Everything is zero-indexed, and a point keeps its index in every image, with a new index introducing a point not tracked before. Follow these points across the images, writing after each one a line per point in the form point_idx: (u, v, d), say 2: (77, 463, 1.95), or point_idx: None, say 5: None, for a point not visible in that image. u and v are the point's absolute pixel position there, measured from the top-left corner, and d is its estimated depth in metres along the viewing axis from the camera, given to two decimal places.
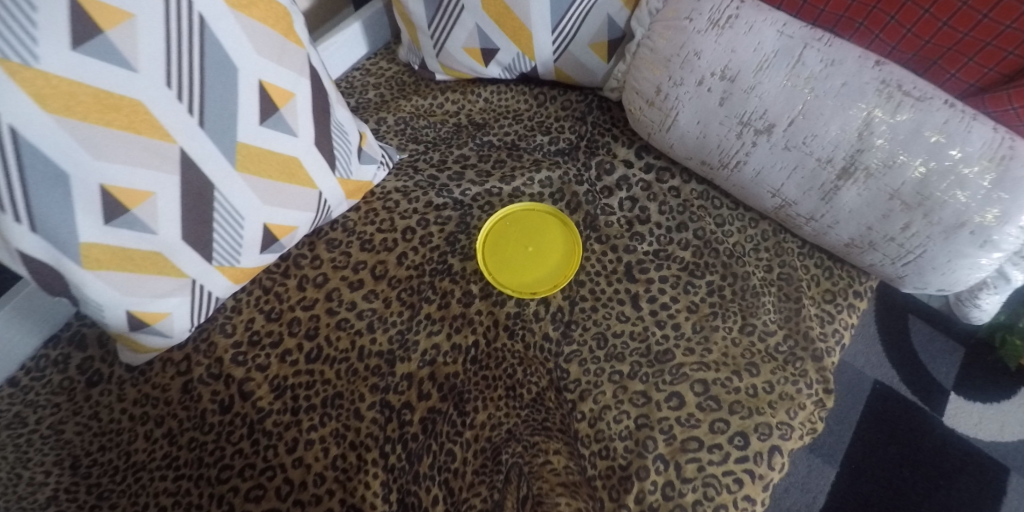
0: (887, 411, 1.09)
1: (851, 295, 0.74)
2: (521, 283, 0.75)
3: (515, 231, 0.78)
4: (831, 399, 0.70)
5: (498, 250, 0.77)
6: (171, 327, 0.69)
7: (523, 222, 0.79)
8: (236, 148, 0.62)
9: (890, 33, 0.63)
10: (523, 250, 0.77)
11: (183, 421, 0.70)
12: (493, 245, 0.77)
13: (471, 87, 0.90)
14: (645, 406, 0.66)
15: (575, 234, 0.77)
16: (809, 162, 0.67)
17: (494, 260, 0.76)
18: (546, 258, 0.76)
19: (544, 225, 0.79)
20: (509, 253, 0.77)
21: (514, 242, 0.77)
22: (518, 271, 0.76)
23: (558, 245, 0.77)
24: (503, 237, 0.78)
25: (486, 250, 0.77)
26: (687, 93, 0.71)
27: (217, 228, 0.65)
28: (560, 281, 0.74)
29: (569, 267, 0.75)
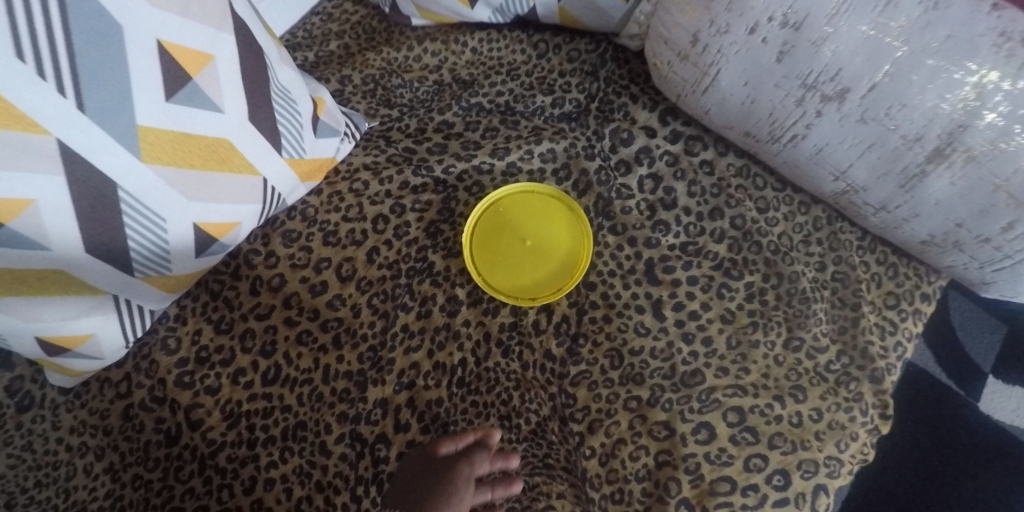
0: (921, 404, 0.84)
1: (917, 299, 0.61)
2: (518, 286, 0.63)
3: (510, 218, 0.65)
4: (886, 425, 0.59)
5: (489, 244, 0.64)
6: (99, 350, 0.58)
7: (520, 207, 0.65)
8: (140, 136, 0.47)
9: None
10: (520, 244, 0.65)
11: (126, 455, 0.60)
12: (483, 237, 0.64)
13: (455, 33, 0.72)
14: (668, 440, 0.55)
15: (585, 224, 0.63)
16: (891, 140, 0.51)
17: (485, 258, 0.63)
18: (548, 254, 0.64)
19: (546, 210, 0.65)
20: (504, 248, 0.64)
21: (509, 234, 0.65)
22: (515, 270, 0.63)
23: (563, 236, 0.64)
24: (496, 226, 0.64)
25: (475, 244, 0.64)
26: (734, 45, 0.54)
27: (131, 234, 0.51)
28: (565, 284, 0.62)
29: (577, 266, 0.62)
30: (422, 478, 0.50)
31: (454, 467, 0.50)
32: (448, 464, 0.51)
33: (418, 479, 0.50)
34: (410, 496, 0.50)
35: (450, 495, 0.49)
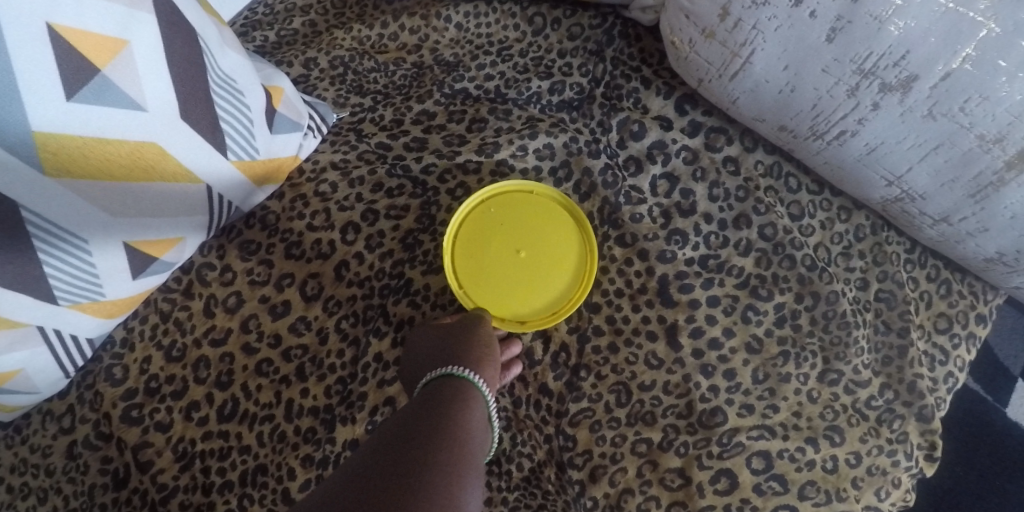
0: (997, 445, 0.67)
1: (973, 322, 0.52)
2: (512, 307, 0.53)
3: (503, 223, 0.54)
4: (932, 468, 0.51)
5: (477, 250, 0.53)
6: (31, 384, 0.51)
7: (516, 209, 0.54)
8: (36, 145, 0.38)
9: None
10: (515, 254, 0.53)
11: (69, 499, 0.53)
12: (469, 243, 0.53)
13: (437, 6, 0.62)
14: (682, 491, 0.47)
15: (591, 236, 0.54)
16: (964, 140, 0.41)
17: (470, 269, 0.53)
18: (550, 267, 0.53)
19: (548, 216, 0.54)
20: (495, 258, 0.53)
21: (501, 238, 0.54)
22: (506, 289, 0.53)
23: (568, 247, 0.54)
24: (487, 231, 0.54)
25: (458, 254, 0.53)
26: (773, 20, 0.44)
27: (45, 258, 0.43)
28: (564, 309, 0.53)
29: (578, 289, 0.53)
30: (447, 337, 0.48)
31: (468, 324, 0.50)
32: (463, 324, 0.50)
33: (440, 341, 0.48)
34: (439, 354, 0.47)
35: (485, 344, 0.48)
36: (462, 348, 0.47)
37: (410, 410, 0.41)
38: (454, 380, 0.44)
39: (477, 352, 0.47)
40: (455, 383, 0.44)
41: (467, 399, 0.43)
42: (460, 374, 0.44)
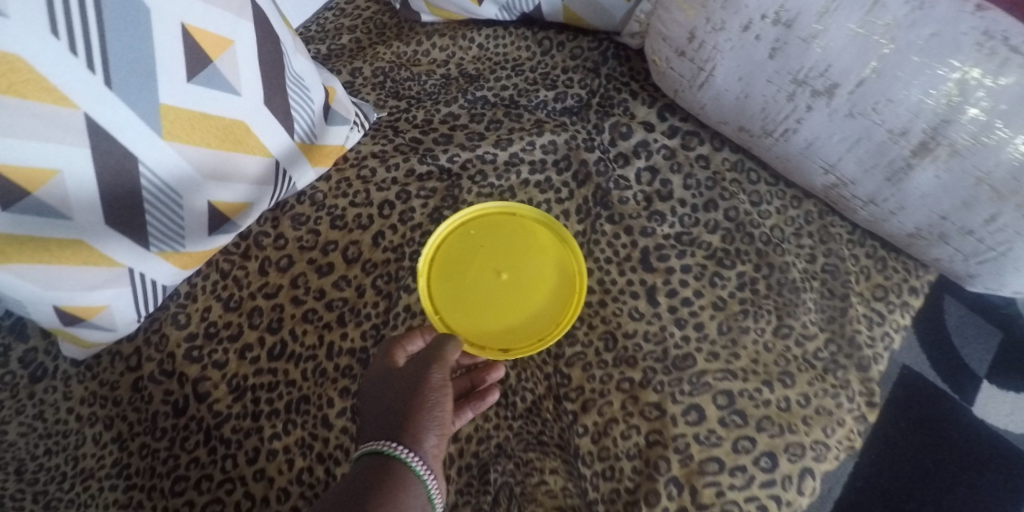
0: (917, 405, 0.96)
1: (905, 292, 0.63)
2: (483, 330, 0.59)
3: (482, 244, 0.63)
4: (874, 413, 0.60)
5: (451, 271, 0.62)
6: (113, 322, 0.60)
7: (499, 228, 0.63)
8: (161, 113, 0.49)
9: None
10: (492, 277, 0.61)
11: (134, 425, 0.62)
12: (446, 261, 0.62)
13: (463, 30, 0.75)
14: (659, 421, 0.57)
15: (582, 267, 0.61)
16: (878, 134, 0.53)
17: (449, 289, 0.61)
18: (525, 292, 0.61)
19: (531, 237, 0.63)
20: (473, 281, 0.61)
21: (477, 261, 0.62)
22: (482, 308, 0.60)
23: (549, 275, 0.62)
24: (465, 248, 0.62)
25: (439, 274, 0.62)
26: (728, 42, 0.56)
27: (148, 209, 0.54)
28: (539, 340, 0.59)
29: (557, 322, 0.60)
30: (400, 394, 0.49)
31: (425, 376, 0.50)
32: (417, 367, 0.51)
33: (388, 391, 0.50)
34: (382, 408, 0.49)
35: (435, 405, 0.49)
36: (403, 407, 0.48)
37: (345, 492, 0.44)
38: (389, 461, 0.45)
39: (424, 417, 0.48)
40: (390, 465, 0.45)
41: (399, 483, 0.44)
42: (394, 455, 0.45)
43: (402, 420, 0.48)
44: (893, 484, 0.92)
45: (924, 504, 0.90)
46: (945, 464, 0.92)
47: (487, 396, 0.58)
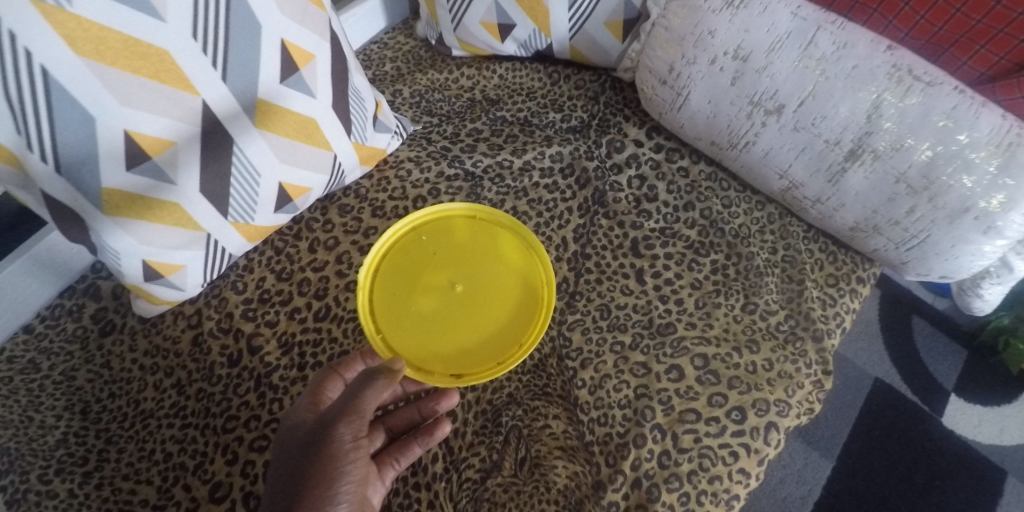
0: (885, 411, 1.11)
1: (854, 281, 0.75)
2: (438, 340, 0.67)
3: (448, 259, 0.71)
4: (830, 381, 0.70)
5: (397, 293, 0.69)
6: (183, 282, 0.71)
7: (445, 232, 0.73)
8: (257, 105, 0.63)
9: (920, 31, 0.66)
10: (445, 290, 0.69)
11: (192, 373, 0.72)
12: (402, 279, 0.70)
13: (487, 63, 0.91)
14: (645, 377, 0.68)
15: (549, 274, 0.70)
16: (818, 144, 0.67)
17: (412, 300, 0.69)
18: (482, 307, 0.69)
19: (498, 255, 0.72)
20: (436, 293, 0.69)
21: (426, 276, 0.70)
22: (440, 319, 0.68)
23: (512, 284, 0.71)
24: (423, 260, 0.71)
25: (407, 282, 0.70)
26: (700, 72, 0.71)
27: (232, 183, 0.66)
28: (500, 363, 0.66)
29: (522, 338, 0.68)
30: (306, 456, 0.52)
31: (331, 436, 0.52)
32: (327, 423, 0.53)
33: (296, 450, 0.53)
34: (288, 471, 0.52)
35: (336, 467, 0.51)
36: (308, 471, 0.51)
37: None
38: None
39: (325, 482, 0.50)
40: None
41: None
42: None
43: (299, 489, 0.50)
44: (866, 480, 1.06)
45: (888, 495, 1.04)
46: (916, 469, 1.06)
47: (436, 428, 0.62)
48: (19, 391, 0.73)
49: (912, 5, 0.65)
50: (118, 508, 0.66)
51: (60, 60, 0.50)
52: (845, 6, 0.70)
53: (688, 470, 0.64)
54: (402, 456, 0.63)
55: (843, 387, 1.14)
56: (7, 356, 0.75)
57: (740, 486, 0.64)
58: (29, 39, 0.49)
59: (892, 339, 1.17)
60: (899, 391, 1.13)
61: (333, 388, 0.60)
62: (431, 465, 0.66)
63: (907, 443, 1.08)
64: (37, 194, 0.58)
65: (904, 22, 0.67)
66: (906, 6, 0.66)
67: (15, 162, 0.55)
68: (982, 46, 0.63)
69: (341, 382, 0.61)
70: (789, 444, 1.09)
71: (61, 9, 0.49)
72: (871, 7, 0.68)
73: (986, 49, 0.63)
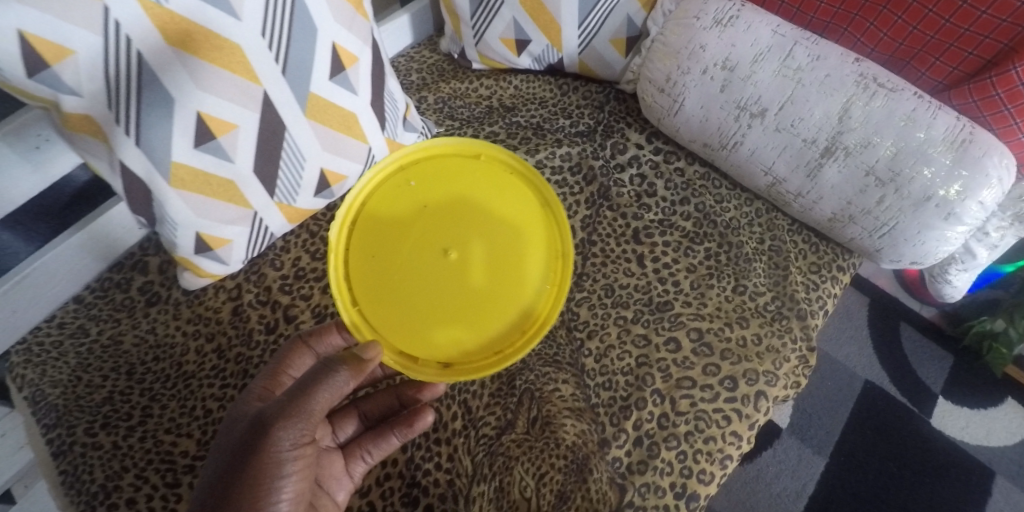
0: (875, 409, 1.16)
1: (835, 269, 0.83)
2: (433, 319, 0.67)
3: (444, 224, 0.68)
4: (814, 357, 0.77)
5: (381, 260, 0.67)
6: (228, 256, 0.79)
7: (440, 182, 0.69)
8: (308, 98, 0.73)
9: (884, 46, 0.78)
10: (437, 259, 0.67)
11: (232, 338, 0.79)
12: (392, 248, 0.67)
13: (504, 75, 1.01)
14: (645, 347, 0.75)
15: (566, 252, 0.69)
16: (797, 143, 0.76)
17: (406, 271, 0.67)
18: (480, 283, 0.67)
19: (500, 223, 0.68)
20: (429, 265, 0.67)
21: (415, 241, 0.67)
22: (436, 295, 0.67)
23: (515, 257, 0.68)
24: (417, 224, 0.68)
25: (400, 251, 0.67)
26: (693, 81, 0.81)
27: (281, 166, 0.75)
28: (500, 354, 0.67)
29: (525, 325, 0.68)
30: (247, 447, 0.54)
31: (274, 434, 0.54)
32: (275, 413, 0.55)
33: (240, 432, 0.56)
34: (229, 452, 0.55)
35: (275, 462, 0.54)
36: (247, 463, 0.53)
37: None
38: None
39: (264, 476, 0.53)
40: None
41: None
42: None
43: (237, 471, 0.53)
44: (858, 476, 1.10)
45: (879, 490, 1.09)
46: (906, 466, 1.11)
47: (417, 419, 0.68)
48: (69, 353, 0.79)
49: (876, 25, 0.77)
50: (160, 457, 0.71)
51: (153, 47, 0.60)
52: (820, 25, 0.82)
53: (686, 431, 0.70)
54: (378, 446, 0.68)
55: (835, 388, 1.19)
56: (59, 322, 0.82)
57: (733, 447, 0.70)
58: (131, 29, 0.58)
59: (880, 342, 1.23)
60: (888, 392, 1.18)
61: (298, 362, 0.66)
62: (451, 422, 0.73)
63: (896, 440, 1.14)
64: (116, 165, 0.67)
65: (870, 39, 0.79)
66: (871, 26, 0.78)
67: (102, 137, 0.64)
68: (937, 58, 0.75)
69: (309, 356, 0.66)
70: (783, 440, 1.14)
71: (158, 5, 0.59)
72: (842, 26, 0.81)
73: (940, 61, 0.75)
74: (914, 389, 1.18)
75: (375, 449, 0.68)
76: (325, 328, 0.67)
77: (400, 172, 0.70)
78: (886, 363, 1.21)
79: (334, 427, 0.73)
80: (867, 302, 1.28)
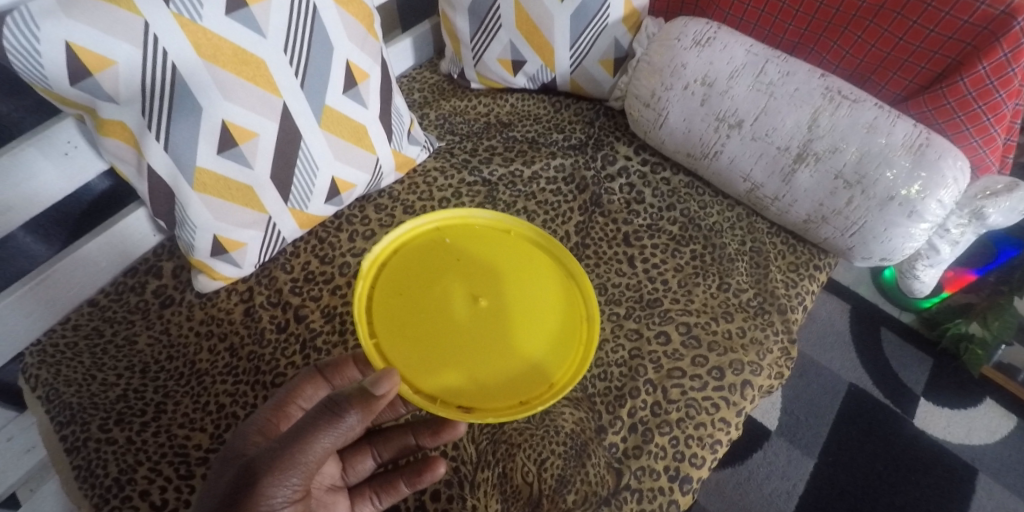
0: (860, 411, 1.21)
1: (812, 268, 0.89)
2: (456, 364, 0.64)
3: (473, 279, 0.71)
4: (795, 349, 0.83)
5: (407, 299, 0.68)
6: (242, 258, 0.83)
7: (472, 245, 0.75)
8: (323, 110, 0.79)
9: (847, 63, 0.87)
10: (465, 306, 0.68)
11: (244, 337, 0.83)
12: (420, 292, 0.69)
13: (500, 94, 1.08)
14: (637, 341, 0.80)
15: (591, 314, 0.71)
16: (772, 151, 0.83)
17: (431, 314, 0.67)
18: (506, 331, 0.67)
19: (530, 285, 0.72)
20: (455, 311, 0.68)
21: (443, 286, 0.70)
22: (460, 340, 0.66)
23: (543, 314, 0.70)
24: (445, 275, 0.71)
25: (427, 296, 0.69)
26: (676, 96, 0.88)
27: (296, 174, 0.80)
28: (524, 402, 0.63)
29: (552, 378, 0.65)
30: (233, 497, 0.48)
31: (264, 487, 0.48)
32: (266, 461, 0.49)
33: (229, 478, 0.50)
34: (213, 502, 0.49)
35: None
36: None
37: None
38: None
39: None
40: None
41: None
42: None
43: None
44: (846, 475, 1.14)
45: (866, 489, 1.12)
46: (892, 465, 1.15)
47: (428, 469, 0.65)
48: (83, 353, 0.82)
49: (840, 44, 0.86)
50: (174, 451, 0.73)
51: (186, 60, 0.66)
52: (789, 46, 0.91)
53: (677, 418, 0.74)
54: (387, 492, 0.66)
55: (821, 391, 1.23)
56: (73, 324, 0.84)
57: (722, 433, 0.74)
58: (168, 42, 0.64)
59: (862, 347, 1.29)
60: (872, 394, 1.23)
61: (310, 392, 0.61)
62: None
63: (881, 440, 1.18)
64: (143, 168, 0.71)
65: (835, 57, 0.88)
66: (835, 45, 0.87)
67: (133, 142, 0.69)
68: (894, 73, 0.83)
69: (324, 388, 0.62)
70: (773, 442, 1.18)
71: (193, 21, 0.65)
72: (809, 46, 0.89)
73: (897, 75, 0.83)
74: (896, 390, 1.24)
75: (384, 494, 0.66)
76: (341, 361, 0.64)
77: (436, 234, 0.76)
78: (869, 366, 1.26)
79: (344, 463, 0.68)
80: (849, 309, 1.35)
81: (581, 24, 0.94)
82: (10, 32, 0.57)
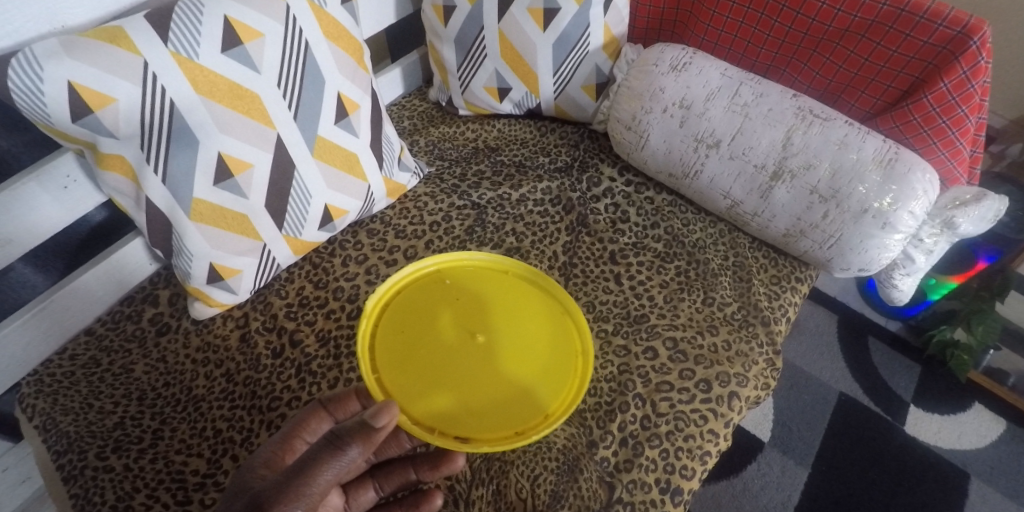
0: (851, 419, 1.23)
1: (794, 280, 0.91)
2: (454, 398, 0.67)
3: (470, 315, 0.74)
4: (780, 360, 0.85)
5: (407, 336, 0.71)
6: (237, 285, 0.85)
7: (471, 283, 0.78)
8: (316, 140, 0.82)
9: (817, 83, 0.91)
10: (463, 342, 0.71)
11: (241, 363, 0.84)
12: (420, 328, 0.72)
13: (488, 120, 1.12)
14: (626, 356, 0.82)
15: (585, 346, 0.74)
16: (749, 169, 0.86)
17: (430, 350, 0.70)
18: (502, 366, 0.70)
19: (526, 320, 0.75)
20: (454, 347, 0.71)
21: (442, 323, 0.73)
22: (458, 375, 0.68)
23: (539, 348, 0.72)
24: (445, 313, 0.74)
25: (427, 332, 0.72)
26: (655, 118, 0.92)
27: (290, 202, 0.83)
28: (519, 433, 0.65)
29: (547, 409, 0.67)
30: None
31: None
32: (272, 494, 0.48)
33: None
34: None
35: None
36: None
37: None
38: None
39: None
40: None
41: None
42: None
43: None
44: (840, 484, 1.15)
45: (861, 497, 1.13)
46: (885, 473, 1.16)
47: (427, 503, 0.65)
48: (80, 382, 0.82)
49: (809, 66, 0.90)
50: (172, 477, 0.73)
51: (183, 96, 0.69)
52: (762, 68, 0.96)
53: (667, 431, 0.76)
54: None
55: (812, 402, 1.25)
56: (70, 354, 0.85)
57: (711, 443, 0.76)
58: (167, 80, 0.67)
59: (851, 357, 1.31)
60: (863, 403, 1.25)
61: (316, 427, 0.59)
62: None
63: (873, 449, 1.19)
64: (142, 200, 0.73)
65: (806, 78, 0.92)
66: (805, 67, 0.91)
67: (132, 175, 0.71)
68: (862, 92, 0.88)
69: (328, 422, 0.60)
70: (767, 454, 1.19)
71: (190, 60, 0.69)
72: (781, 68, 0.94)
73: (865, 94, 0.88)
74: (885, 398, 1.25)
75: None
76: (345, 394, 0.62)
77: (436, 274, 0.79)
78: (858, 376, 1.28)
79: (347, 494, 0.67)
80: (836, 320, 1.37)
81: (562, 52, 0.98)
82: (16, 74, 0.60)
